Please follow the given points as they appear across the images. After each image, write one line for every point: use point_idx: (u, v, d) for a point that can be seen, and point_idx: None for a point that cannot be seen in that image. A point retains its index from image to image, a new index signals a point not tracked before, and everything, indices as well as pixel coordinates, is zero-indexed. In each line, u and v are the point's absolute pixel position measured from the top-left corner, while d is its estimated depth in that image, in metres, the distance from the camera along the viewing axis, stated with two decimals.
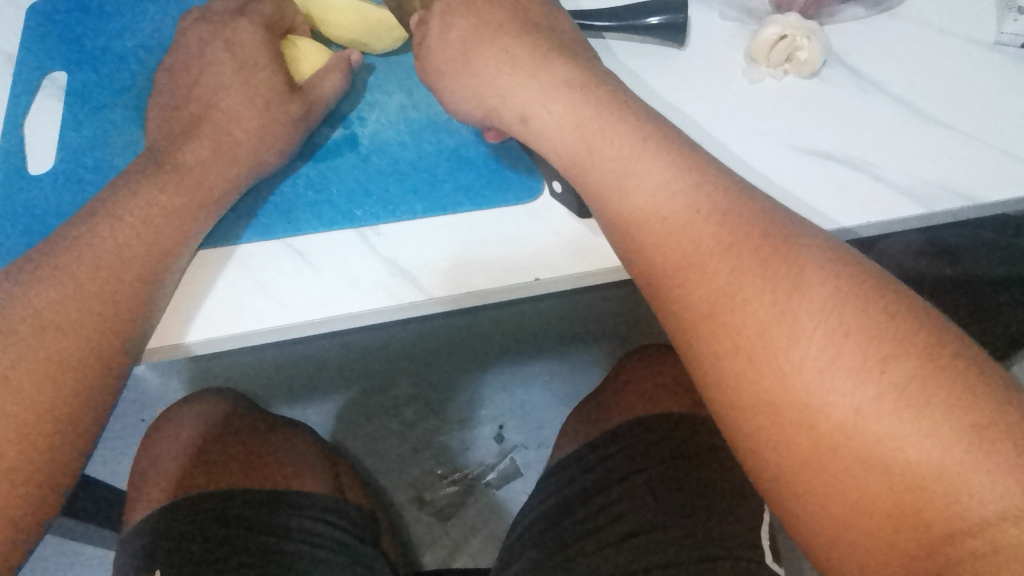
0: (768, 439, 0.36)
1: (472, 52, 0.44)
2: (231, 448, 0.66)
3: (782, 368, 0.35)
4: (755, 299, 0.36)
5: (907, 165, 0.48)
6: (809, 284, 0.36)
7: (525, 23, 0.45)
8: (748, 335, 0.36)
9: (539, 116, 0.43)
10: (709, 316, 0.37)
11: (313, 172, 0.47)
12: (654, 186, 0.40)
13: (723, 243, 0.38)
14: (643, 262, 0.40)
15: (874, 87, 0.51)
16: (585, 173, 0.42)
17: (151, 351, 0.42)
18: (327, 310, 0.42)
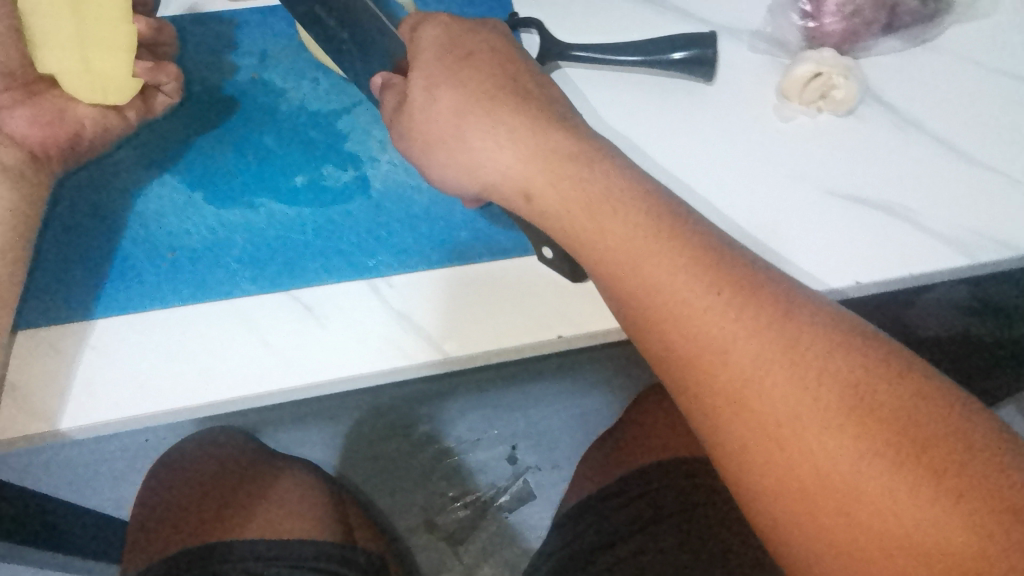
0: (794, 523, 0.33)
1: (465, 125, 0.41)
2: (231, 506, 0.64)
3: (808, 447, 0.33)
4: (779, 374, 0.34)
5: (948, 212, 0.45)
6: (832, 365, 0.34)
7: (521, 88, 0.43)
8: (775, 412, 0.34)
9: (542, 193, 0.40)
10: (732, 391, 0.35)
11: (320, 219, 0.45)
12: (665, 267, 0.37)
13: (746, 320, 0.35)
14: (658, 332, 0.37)
15: (913, 126, 0.48)
16: (594, 256, 0.39)
17: (153, 415, 0.40)
18: (335, 371, 0.40)
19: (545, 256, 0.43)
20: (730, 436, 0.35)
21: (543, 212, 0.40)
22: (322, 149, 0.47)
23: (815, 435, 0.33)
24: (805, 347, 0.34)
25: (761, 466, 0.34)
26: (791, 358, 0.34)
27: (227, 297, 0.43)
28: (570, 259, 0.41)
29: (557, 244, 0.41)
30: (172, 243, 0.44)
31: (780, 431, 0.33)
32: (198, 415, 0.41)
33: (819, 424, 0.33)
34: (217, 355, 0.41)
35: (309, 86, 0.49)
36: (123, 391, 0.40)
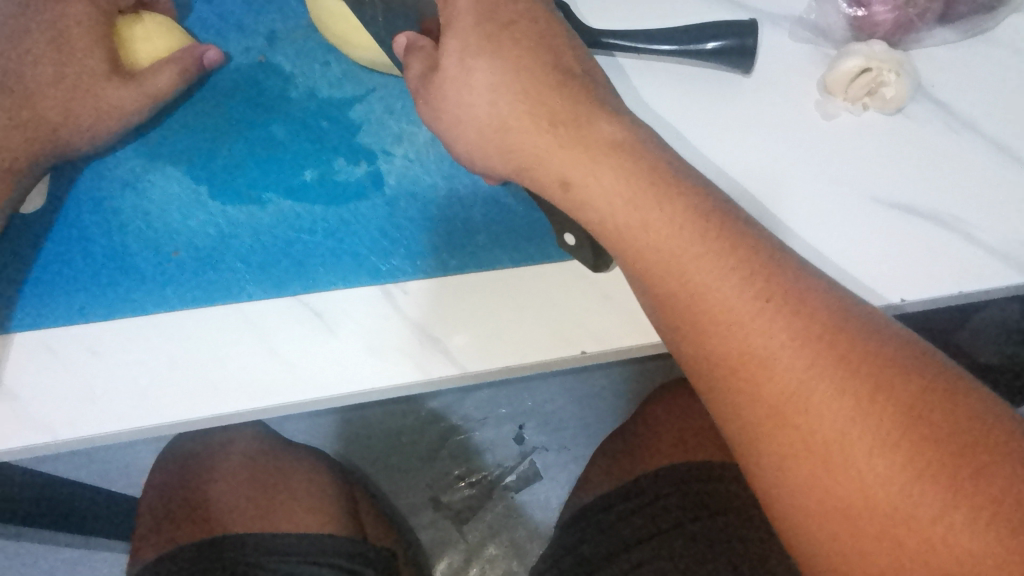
0: (839, 553, 0.31)
1: (501, 103, 0.38)
2: (240, 497, 0.63)
3: (859, 476, 0.30)
4: (830, 398, 0.31)
5: (1002, 223, 0.42)
6: (891, 384, 0.31)
7: (561, 63, 0.39)
8: (823, 439, 0.31)
9: (584, 184, 0.36)
10: (777, 410, 0.32)
11: (331, 218, 0.42)
12: (713, 272, 0.34)
13: (794, 333, 0.32)
14: (701, 345, 0.34)
15: (967, 127, 0.45)
16: (631, 257, 0.36)
17: (155, 429, 0.38)
18: (349, 386, 0.38)
19: (567, 244, 0.40)
20: (771, 456, 0.32)
21: (581, 203, 0.37)
22: (334, 141, 0.44)
23: (866, 464, 0.30)
24: (863, 367, 0.31)
25: (803, 488, 0.31)
26: (845, 373, 0.31)
27: (235, 301, 0.40)
28: (594, 243, 0.39)
29: (583, 234, 0.38)
30: (175, 241, 0.42)
31: (831, 454, 0.31)
32: (203, 425, 0.38)
33: (873, 448, 0.30)
34: (222, 361, 0.39)
35: (320, 69, 0.46)
36: (124, 399, 0.38)
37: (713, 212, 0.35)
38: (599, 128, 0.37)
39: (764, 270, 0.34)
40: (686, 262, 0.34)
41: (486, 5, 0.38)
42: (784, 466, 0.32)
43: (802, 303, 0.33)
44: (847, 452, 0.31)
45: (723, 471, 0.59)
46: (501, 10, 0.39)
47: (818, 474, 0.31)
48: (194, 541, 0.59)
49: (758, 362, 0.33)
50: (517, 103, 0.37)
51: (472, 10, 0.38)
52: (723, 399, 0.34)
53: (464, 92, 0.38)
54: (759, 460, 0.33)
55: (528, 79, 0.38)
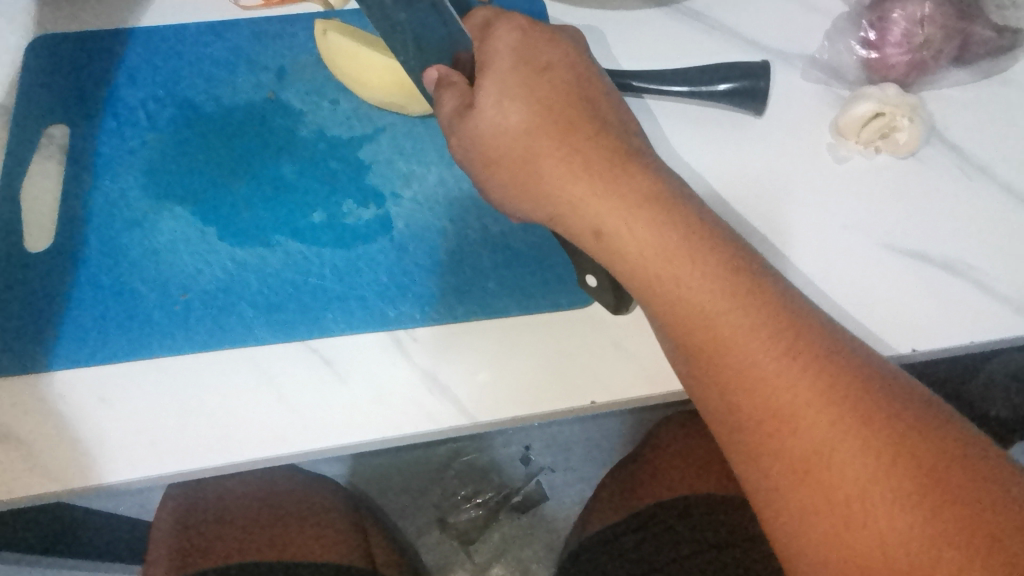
0: None
1: (533, 151, 0.37)
2: (247, 521, 0.63)
3: (878, 538, 0.28)
4: (851, 455, 0.29)
5: (1017, 272, 0.42)
6: (918, 441, 0.29)
7: (591, 109, 0.38)
8: (846, 497, 0.29)
9: (619, 234, 0.35)
10: (797, 465, 0.30)
11: (340, 261, 0.42)
12: (740, 323, 0.33)
13: (816, 387, 0.31)
14: (721, 391, 0.33)
15: (980, 171, 0.45)
16: (663, 303, 0.35)
17: (164, 477, 0.37)
18: (356, 435, 0.38)
19: (590, 286, 0.40)
20: (789, 520, 0.30)
21: (615, 253, 0.36)
22: (343, 183, 0.44)
23: (898, 530, 0.28)
24: (891, 425, 0.30)
25: (822, 546, 0.29)
26: (874, 430, 0.30)
27: (243, 345, 0.40)
28: (616, 287, 0.39)
29: (603, 274, 0.38)
30: (184, 283, 0.42)
31: (853, 514, 0.29)
32: (210, 473, 0.38)
33: (891, 508, 0.28)
34: (231, 409, 0.38)
35: (328, 106, 0.46)
36: (134, 448, 0.37)
37: (732, 252, 0.34)
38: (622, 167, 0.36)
39: (779, 318, 0.33)
40: (711, 314, 0.33)
41: (509, 51, 0.38)
42: (802, 526, 0.30)
43: (825, 352, 0.32)
44: (879, 516, 0.28)
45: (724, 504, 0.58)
46: (538, 55, 0.38)
47: (841, 539, 0.29)
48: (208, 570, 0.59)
49: (779, 415, 0.31)
50: (534, 144, 0.37)
51: (496, 56, 0.38)
52: (743, 450, 0.32)
53: (475, 132, 0.37)
54: (778, 522, 0.31)
55: (544, 115, 0.37)
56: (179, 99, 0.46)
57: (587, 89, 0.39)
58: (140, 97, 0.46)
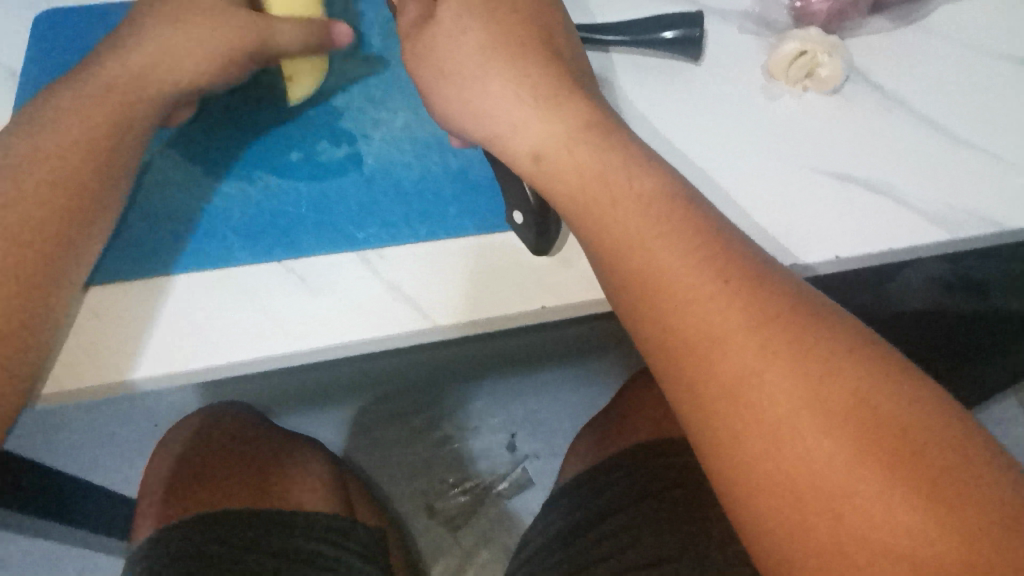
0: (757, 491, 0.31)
1: (486, 73, 0.41)
2: (236, 470, 0.66)
3: (767, 425, 0.31)
4: (748, 353, 0.32)
5: (933, 188, 0.46)
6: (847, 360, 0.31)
7: (543, 41, 0.42)
8: (745, 390, 0.32)
9: (553, 155, 0.39)
10: (706, 358, 0.33)
11: (315, 193, 0.47)
12: (673, 256, 0.35)
13: (726, 293, 0.33)
14: (648, 300, 0.35)
15: (900, 105, 0.49)
16: (597, 229, 0.38)
17: (150, 381, 0.41)
18: (330, 339, 0.41)
19: (517, 224, 0.44)
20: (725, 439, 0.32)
21: (552, 173, 0.39)
22: (318, 127, 0.49)
23: (823, 445, 0.30)
24: (818, 350, 0.32)
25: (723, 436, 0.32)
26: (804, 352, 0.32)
27: (226, 265, 0.44)
28: (537, 224, 0.42)
29: (526, 208, 0.42)
30: (172, 214, 0.46)
31: (761, 421, 0.31)
32: (196, 378, 0.41)
33: (767, 402, 0.31)
34: (214, 318, 0.42)
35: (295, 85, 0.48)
36: (124, 354, 0.41)
37: (660, 170, 0.39)
38: (543, 109, 0.40)
39: (715, 256, 0.35)
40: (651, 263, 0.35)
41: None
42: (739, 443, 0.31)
43: (757, 286, 0.34)
44: (808, 432, 0.30)
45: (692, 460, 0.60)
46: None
47: (773, 456, 0.30)
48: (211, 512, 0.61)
49: (713, 343, 0.33)
50: (486, 79, 0.41)
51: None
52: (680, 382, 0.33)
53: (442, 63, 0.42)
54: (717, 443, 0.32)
55: (505, 49, 0.41)
56: None
57: (539, 25, 0.43)
58: None
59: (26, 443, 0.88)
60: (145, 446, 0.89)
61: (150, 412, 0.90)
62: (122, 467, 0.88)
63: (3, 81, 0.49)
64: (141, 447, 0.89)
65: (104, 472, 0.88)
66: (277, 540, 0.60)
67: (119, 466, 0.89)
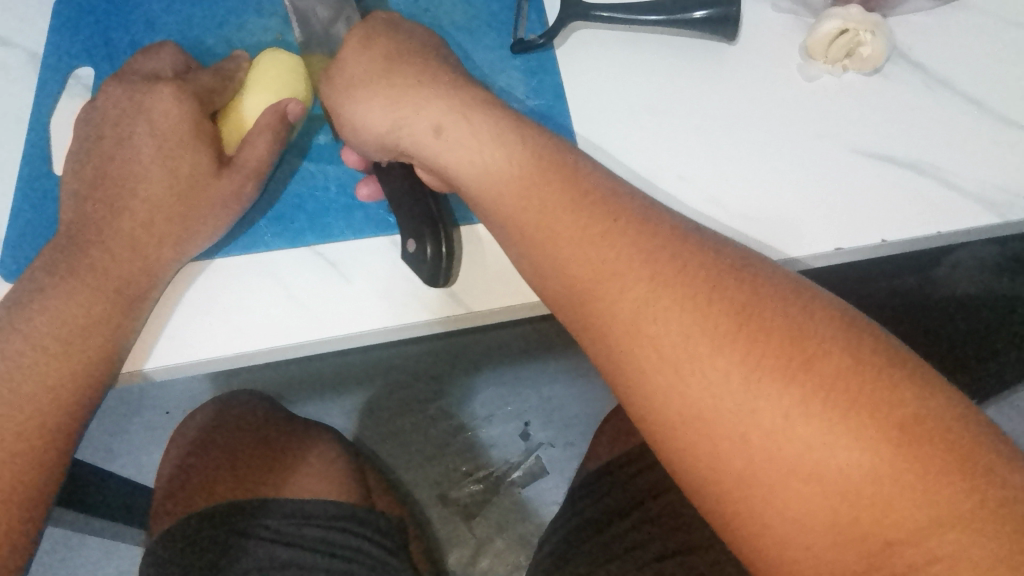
0: (799, 485, 0.30)
1: None
2: (254, 459, 0.65)
3: (797, 423, 0.30)
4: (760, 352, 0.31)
5: (976, 169, 0.45)
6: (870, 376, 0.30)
7: None
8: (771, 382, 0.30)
9: (466, 139, 0.38)
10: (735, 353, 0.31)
11: (343, 176, 0.45)
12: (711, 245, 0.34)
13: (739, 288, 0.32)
14: None
15: (941, 84, 0.47)
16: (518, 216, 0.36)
17: (179, 368, 0.40)
18: (362, 324, 0.41)
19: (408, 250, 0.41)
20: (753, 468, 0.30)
21: (457, 162, 0.38)
22: None
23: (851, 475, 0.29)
24: (829, 371, 0.30)
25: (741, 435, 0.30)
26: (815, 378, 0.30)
27: (254, 250, 0.43)
28: (438, 260, 0.40)
29: (428, 237, 0.40)
30: None
31: (781, 422, 0.30)
32: (226, 364, 0.41)
33: (794, 404, 0.30)
34: (245, 304, 0.41)
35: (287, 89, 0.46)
36: (154, 341, 0.40)
37: None
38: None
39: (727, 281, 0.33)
40: (651, 301, 0.32)
41: None
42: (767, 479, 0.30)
43: (763, 307, 0.32)
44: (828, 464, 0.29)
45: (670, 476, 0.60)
46: None
47: (800, 484, 0.30)
48: (228, 502, 0.61)
49: (725, 365, 0.31)
50: None
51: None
52: (688, 416, 0.31)
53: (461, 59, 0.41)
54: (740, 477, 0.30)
55: None
56: (193, 38, 0.49)
57: None
58: (157, 38, 0.49)
59: None
60: (158, 434, 0.89)
61: (165, 402, 0.89)
62: (134, 455, 0.88)
63: (24, 65, 0.48)
64: (153, 435, 0.88)
65: (121, 463, 0.88)
66: (296, 531, 0.60)
67: (136, 457, 0.88)
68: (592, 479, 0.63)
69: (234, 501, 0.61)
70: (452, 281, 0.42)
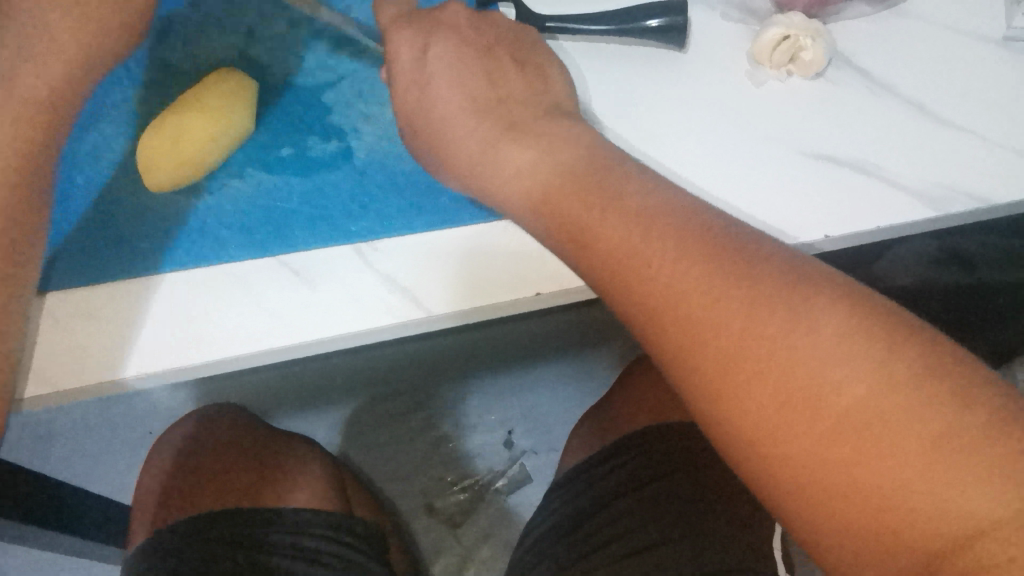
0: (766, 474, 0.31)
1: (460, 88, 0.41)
2: (231, 471, 0.67)
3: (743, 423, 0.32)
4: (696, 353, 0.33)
5: (917, 168, 0.47)
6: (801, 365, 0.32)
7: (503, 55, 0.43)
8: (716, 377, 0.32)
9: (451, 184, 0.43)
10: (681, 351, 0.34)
11: (308, 188, 0.47)
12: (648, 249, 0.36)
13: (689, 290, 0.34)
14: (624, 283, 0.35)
15: (883, 87, 0.49)
16: None
17: (147, 378, 0.42)
18: (328, 331, 0.42)
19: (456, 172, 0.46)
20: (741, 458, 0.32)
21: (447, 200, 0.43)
22: (307, 122, 0.49)
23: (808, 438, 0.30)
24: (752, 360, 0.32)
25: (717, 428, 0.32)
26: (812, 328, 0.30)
27: (221, 262, 0.44)
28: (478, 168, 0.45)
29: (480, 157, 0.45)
30: (167, 213, 0.46)
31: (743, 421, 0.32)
32: (197, 374, 0.42)
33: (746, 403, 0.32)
34: (211, 316, 0.42)
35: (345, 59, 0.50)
36: (124, 355, 0.41)
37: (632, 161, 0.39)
38: (534, 127, 0.42)
39: (669, 278, 0.35)
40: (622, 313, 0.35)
41: None
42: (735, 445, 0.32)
43: (708, 306, 0.34)
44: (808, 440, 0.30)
45: (681, 453, 0.60)
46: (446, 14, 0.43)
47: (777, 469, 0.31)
48: (206, 514, 0.61)
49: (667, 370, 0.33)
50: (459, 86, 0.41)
51: None
52: None
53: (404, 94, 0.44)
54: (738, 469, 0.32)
55: None
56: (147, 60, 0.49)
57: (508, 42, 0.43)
58: None
59: (11, 451, 0.87)
60: (136, 453, 0.89)
61: (144, 419, 0.89)
62: (114, 474, 0.88)
63: None
64: (132, 454, 0.89)
65: (100, 481, 0.88)
66: (274, 538, 0.60)
67: (115, 475, 0.89)
68: (573, 477, 0.64)
69: (211, 513, 0.61)
70: (475, 244, 0.45)
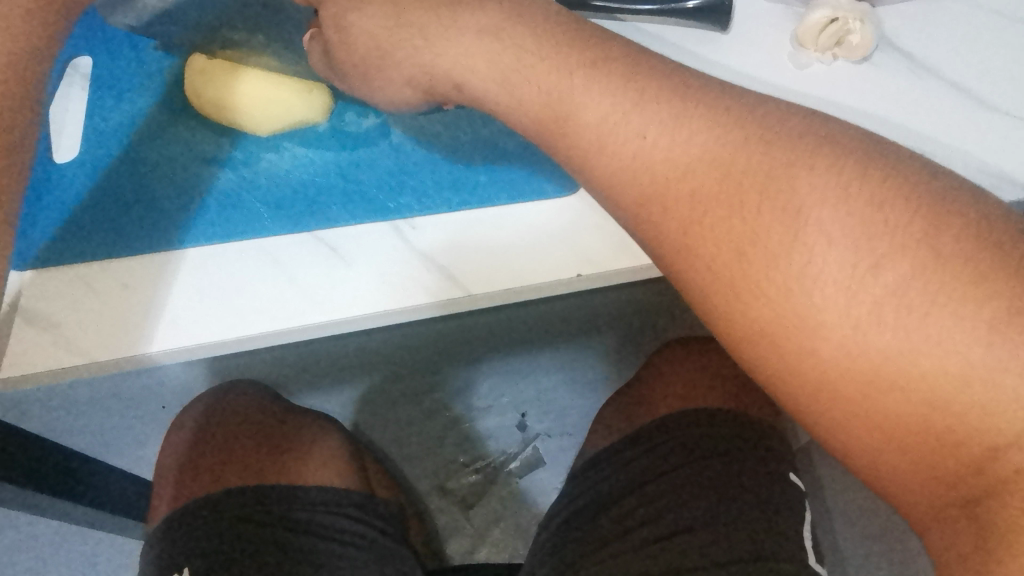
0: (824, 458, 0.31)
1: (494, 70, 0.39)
2: (251, 448, 0.67)
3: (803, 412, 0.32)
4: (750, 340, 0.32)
5: (958, 155, 0.46)
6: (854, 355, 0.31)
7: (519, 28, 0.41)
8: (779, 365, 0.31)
9: None
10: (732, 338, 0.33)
11: (345, 163, 0.47)
12: None
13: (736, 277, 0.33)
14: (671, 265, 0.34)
15: (928, 72, 0.48)
16: None
17: (179, 351, 0.41)
18: (361, 308, 0.42)
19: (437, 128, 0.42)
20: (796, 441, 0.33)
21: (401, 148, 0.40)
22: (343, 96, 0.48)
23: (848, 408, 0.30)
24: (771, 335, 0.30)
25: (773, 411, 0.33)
26: (867, 316, 0.30)
27: (256, 237, 0.44)
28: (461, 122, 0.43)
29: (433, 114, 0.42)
30: (200, 187, 0.45)
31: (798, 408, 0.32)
32: (229, 347, 0.42)
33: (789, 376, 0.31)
34: (245, 290, 0.42)
35: None
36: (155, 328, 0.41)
37: None
38: None
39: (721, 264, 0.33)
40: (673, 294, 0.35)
41: None
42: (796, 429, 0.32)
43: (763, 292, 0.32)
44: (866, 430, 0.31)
45: (696, 444, 0.60)
46: None
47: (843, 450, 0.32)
48: (227, 489, 0.61)
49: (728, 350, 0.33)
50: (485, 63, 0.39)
51: None
52: None
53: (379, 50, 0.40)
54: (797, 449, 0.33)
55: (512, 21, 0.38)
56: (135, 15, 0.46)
57: None
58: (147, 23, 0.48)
59: (29, 420, 0.88)
60: (153, 427, 0.89)
61: (161, 394, 0.89)
62: (131, 448, 0.89)
63: None
64: (149, 427, 0.89)
65: (118, 454, 0.88)
66: (295, 515, 0.60)
67: (131, 449, 0.89)
68: (594, 465, 0.64)
69: (229, 489, 0.61)
70: (515, 224, 0.44)
